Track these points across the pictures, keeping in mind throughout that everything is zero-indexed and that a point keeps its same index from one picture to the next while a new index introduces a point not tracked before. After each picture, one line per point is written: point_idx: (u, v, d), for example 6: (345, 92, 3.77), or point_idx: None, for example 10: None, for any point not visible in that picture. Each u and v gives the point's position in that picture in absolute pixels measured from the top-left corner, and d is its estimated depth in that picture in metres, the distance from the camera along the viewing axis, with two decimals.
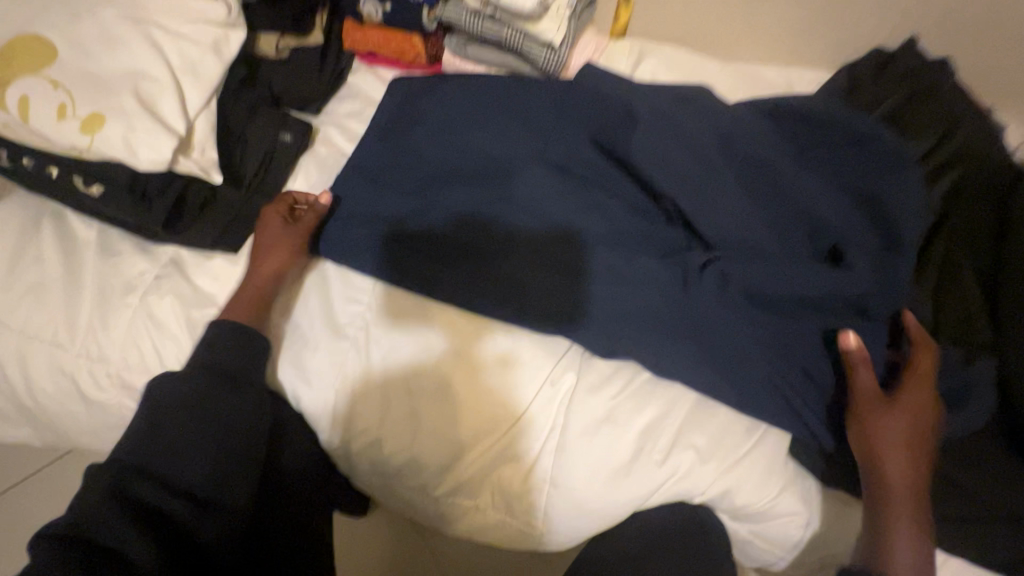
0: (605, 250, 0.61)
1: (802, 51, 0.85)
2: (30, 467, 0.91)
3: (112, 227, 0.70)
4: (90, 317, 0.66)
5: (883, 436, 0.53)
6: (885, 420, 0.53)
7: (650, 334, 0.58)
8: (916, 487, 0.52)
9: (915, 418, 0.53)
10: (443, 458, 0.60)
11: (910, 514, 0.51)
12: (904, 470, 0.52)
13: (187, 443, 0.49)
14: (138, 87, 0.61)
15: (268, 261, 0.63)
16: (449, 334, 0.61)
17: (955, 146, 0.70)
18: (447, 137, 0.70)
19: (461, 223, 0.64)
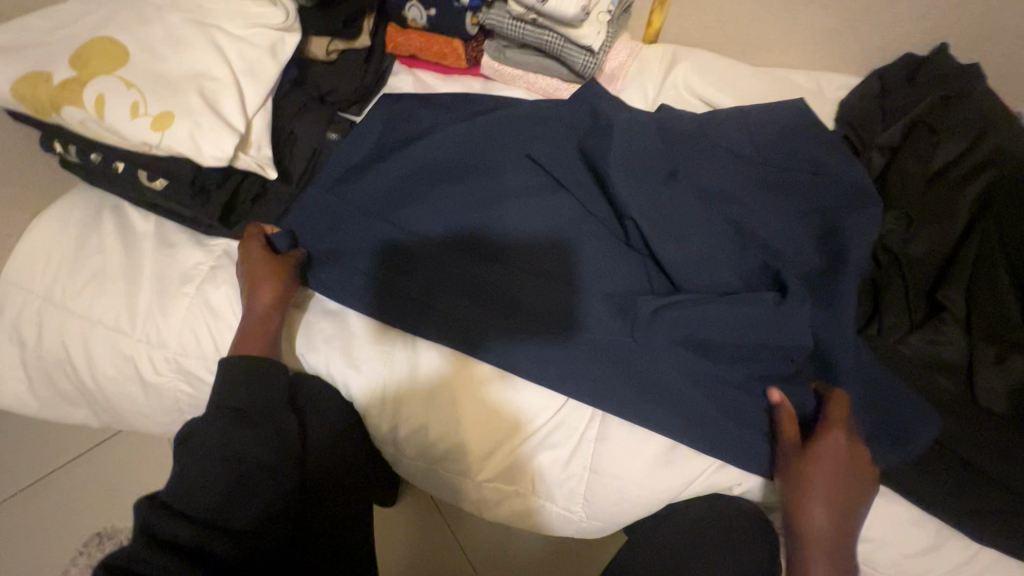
0: (598, 264, 0.64)
1: (832, 56, 0.87)
2: (75, 450, 0.95)
3: (169, 219, 0.74)
4: (150, 305, 0.69)
5: (806, 486, 0.54)
6: (807, 472, 0.55)
7: (648, 318, 0.61)
8: (840, 537, 0.53)
9: (839, 471, 0.54)
10: (484, 446, 0.62)
11: (831, 564, 0.53)
12: (824, 518, 0.53)
13: (205, 477, 0.52)
14: (202, 86, 0.64)
15: (260, 303, 0.64)
16: (485, 324, 0.63)
17: (990, 149, 0.70)
18: (451, 142, 0.72)
19: (462, 227, 0.68)
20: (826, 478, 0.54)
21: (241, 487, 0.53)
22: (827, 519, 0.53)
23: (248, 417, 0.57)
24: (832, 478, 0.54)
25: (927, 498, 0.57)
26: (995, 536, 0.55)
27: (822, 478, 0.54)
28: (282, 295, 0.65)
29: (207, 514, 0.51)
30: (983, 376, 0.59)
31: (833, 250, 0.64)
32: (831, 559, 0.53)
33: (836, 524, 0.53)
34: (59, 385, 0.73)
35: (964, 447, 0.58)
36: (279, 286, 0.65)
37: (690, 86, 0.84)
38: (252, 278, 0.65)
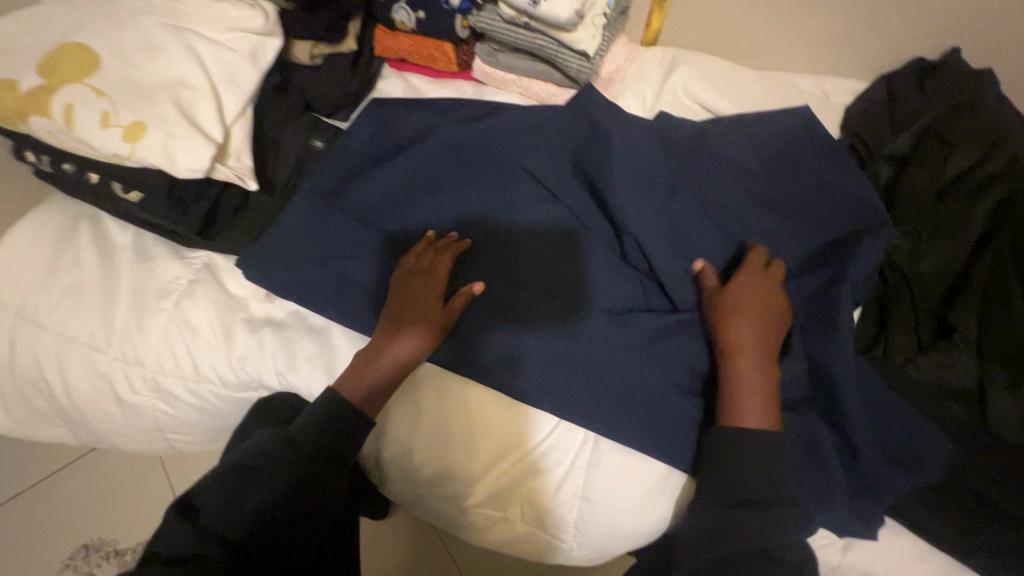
0: (607, 285, 0.62)
1: (837, 61, 0.83)
2: (57, 463, 0.92)
3: (147, 231, 0.71)
4: (127, 321, 0.66)
5: (737, 312, 0.57)
6: (736, 297, 0.58)
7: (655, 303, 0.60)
8: (768, 350, 0.56)
9: (762, 290, 0.58)
10: (473, 470, 0.60)
11: (765, 371, 0.55)
12: (754, 341, 0.56)
13: (241, 495, 0.54)
14: (178, 95, 0.61)
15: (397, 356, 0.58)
16: (479, 329, 0.61)
17: (1009, 157, 0.66)
18: (445, 155, 0.70)
19: (468, 215, 0.66)
20: (747, 338, 0.56)
21: (265, 509, 0.54)
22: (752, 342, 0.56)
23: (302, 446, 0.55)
24: (755, 297, 0.57)
25: (931, 531, 0.55)
26: (1006, 571, 0.52)
27: (747, 293, 0.58)
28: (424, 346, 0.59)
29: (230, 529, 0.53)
30: (995, 402, 0.56)
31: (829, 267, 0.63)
32: (762, 364, 0.55)
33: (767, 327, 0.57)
34: (34, 403, 0.71)
35: (973, 478, 0.55)
36: (431, 335, 0.59)
37: (690, 92, 0.81)
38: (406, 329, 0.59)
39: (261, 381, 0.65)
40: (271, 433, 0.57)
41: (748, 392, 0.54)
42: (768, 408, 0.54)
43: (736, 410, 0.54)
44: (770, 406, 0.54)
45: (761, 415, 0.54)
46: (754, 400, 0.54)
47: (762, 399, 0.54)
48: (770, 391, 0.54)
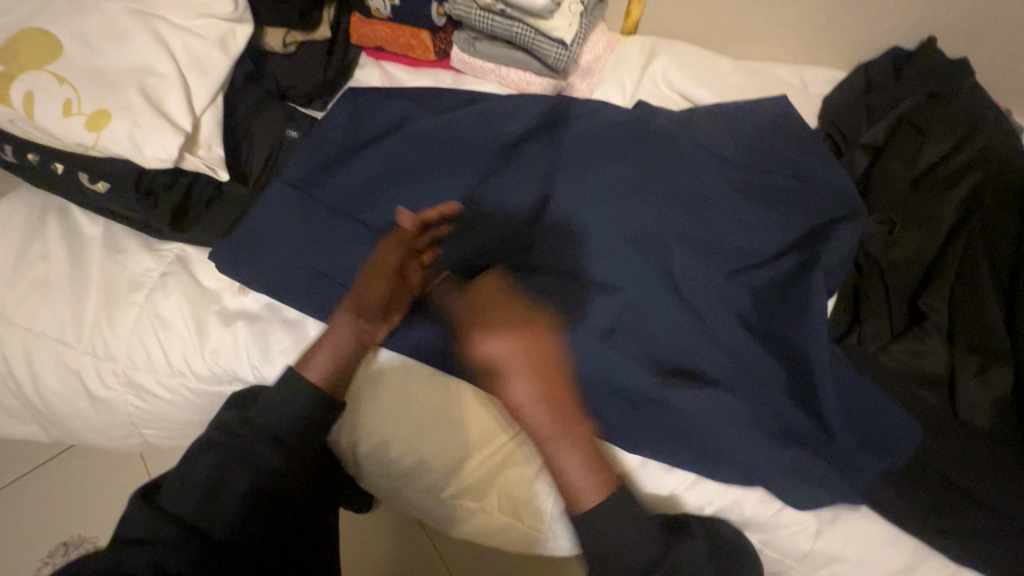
0: (593, 273, 0.61)
1: (816, 50, 0.83)
2: (32, 461, 0.91)
3: (118, 224, 0.70)
4: (96, 315, 0.65)
5: (501, 380, 0.54)
6: (510, 363, 0.53)
7: (644, 294, 0.60)
8: (564, 418, 0.55)
9: (523, 352, 0.54)
10: (449, 462, 0.60)
11: (563, 441, 0.55)
12: (535, 405, 0.54)
13: (219, 483, 0.53)
14: (144, 82, 0.60)
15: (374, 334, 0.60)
16: (463, 322, 0.60)
17: (976, 150, 0.68)
18: (424, 141, 0.69)
19: (459, 211, 0.65)
20: (539, 416, 0.55)
21: (245, 501, 0.53)
22: (538, 419, 0.55)
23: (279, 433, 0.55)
24: (526, 361, 0.53)
25: (903, 516, 0.55)
26: (972, 553, 0.53)
27: (517, 361, 0.53)
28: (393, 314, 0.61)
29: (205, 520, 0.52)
30: (964, 388, 0.57)
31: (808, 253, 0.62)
32: (560, 430, 0.55)
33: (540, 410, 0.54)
34: (2, 399, 0.69)
35: (941, 462, 0.56)
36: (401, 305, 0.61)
37: (669, 81, 0.80)
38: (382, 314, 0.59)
39: (236, 374, 0.65)
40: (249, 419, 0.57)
41: (567, 467, 0.55)
42: (594, 480, 0.55)
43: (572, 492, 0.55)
44: (599, 478, 0.55)
45: (589, 491, 0.54)
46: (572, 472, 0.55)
47: (587, 470, 0.55)
48: (584, 460, 0.55)
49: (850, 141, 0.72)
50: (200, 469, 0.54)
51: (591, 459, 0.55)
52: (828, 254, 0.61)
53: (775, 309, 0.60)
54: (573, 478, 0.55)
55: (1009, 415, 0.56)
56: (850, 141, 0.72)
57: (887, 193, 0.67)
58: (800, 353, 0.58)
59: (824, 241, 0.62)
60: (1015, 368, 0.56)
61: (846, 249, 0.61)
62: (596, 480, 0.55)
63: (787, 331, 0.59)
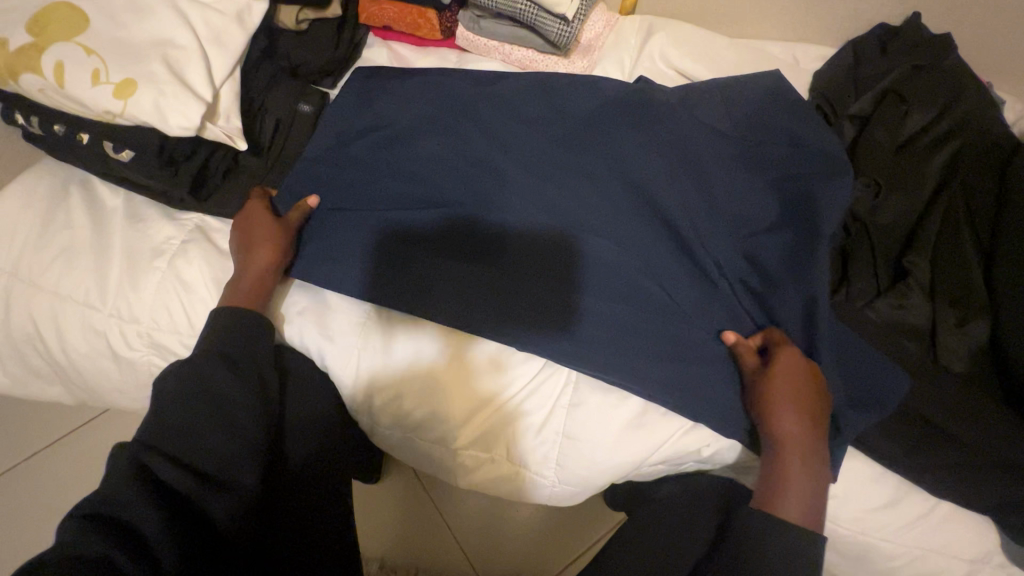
0: (598, 239, 0.63)
1: (807, 28, 0.87)
2: (43, 438, 0.91)
3: (139, 194, 0.73)
4: (121, 279, 0.68)
5: (774, 400, 0.56)
6: (777, 388, 0.56)
7: (638, 264, 0.63)
8: (809, 447, 0.54)
9: (796, 384, 0.56)
10: (459, 415, 0.63)
11: (796, 462, 0.54)
12: (794, 434, 0.55)
13: (197, 431, 0.53)
14: (167, 54, 0.63)
15: (257, 262, 0.63)
16: (461, 290, 0.62)
17: (953, 123, 0.72)
18: (432, 115, 0.72)
19: (455, 216, 0.65)
20: (790, 421, 0.55)
21: (242, 446, 0.54)
22: (795, 423, 0.55)
23: (251, 381, 0.58)
24: (796, 393, 0.56)
25: (886, 455, 0.58)
26: (949, 488, 0.57)
27: (787, 390, 0.56)
28: (270, 250, 0.64)
29: (190, 468, 0.51)
30: (946, 339, 0.61)
31: (802, 221, 0.65)
32: (807, 461, 0.54)
33: (803, 422, 0.55)
34: (30, 362, 0.72)
35: (925, 406, 0.59)
36: (275, 248, 0.64)
37: (666, 58, 0.84)
38: (249, 236, 0.65)
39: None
40: (225, 364, 0.57)
41: (794, 490, 0.53)
42: (813, 506, 0.53)
43: (778, 500, 0.53)
44: (817, 502, 0.53)
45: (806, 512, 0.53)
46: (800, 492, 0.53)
47: (806, 500, 0.53)
48: (814, 486, 0.53)
49: (840, 115, 0.75)
50: (176, 423, 0.52)
51: (818, 486, 0.54)
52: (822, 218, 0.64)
53: (767, 268, 0.64)
54: (797, 497, 0.53)
55: (984, 361, 0.61)
56: (840, 115, 0.75)
57: (878, 159, 0.70)
58: (785, 307, 0.62)
59: (811, 207, 0.65)
60: (991, 320, 0.61)
61: (835, 206, 0.65)
62: (812, 507, 0.53)
63: (775, 289, 0.63)
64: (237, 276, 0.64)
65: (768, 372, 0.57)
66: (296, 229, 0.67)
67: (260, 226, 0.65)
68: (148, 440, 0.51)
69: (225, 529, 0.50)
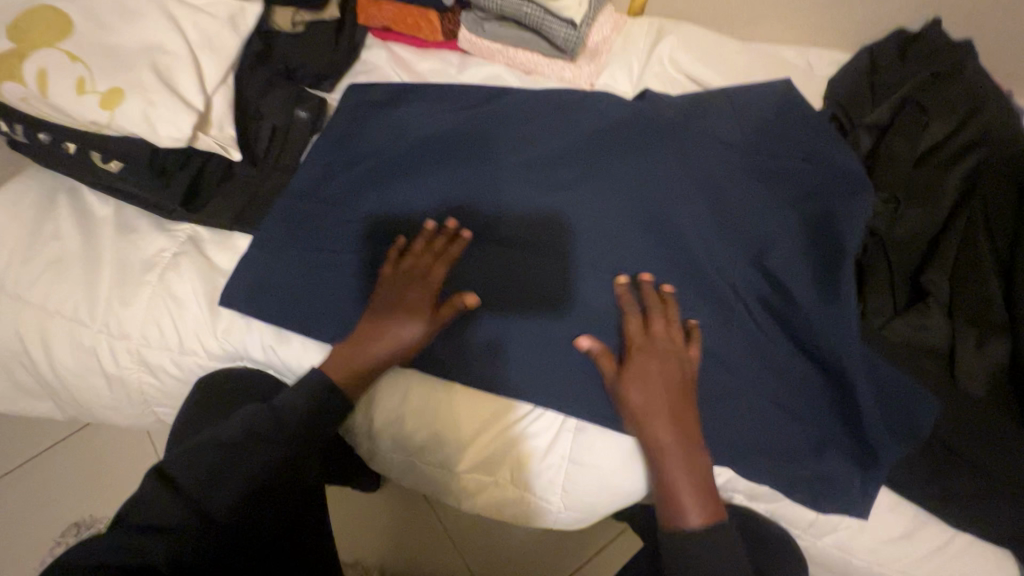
0: (603, 273, 0.62)
1: (822, 32, 0.84)
2: (33, 449, 0.89)
3: (130, 204, 0.71)
4: (110, 294, 0.66)
5: (631, 402, 0.55)
6: (633, 387, 0.56)
7: (635, 266, 0.62)
8: (688, 448, 0.54)
9: (647, 384, 0.55)
10: (461, 438, 0.61)
11: (679, 462, 0.54)
12: (669, 437, 0.54)
13: (204, 493, 0.48)
14: (156, 61, 0.60)
15: (374, 348, 0.58)
16: (458, 291, 0.62)
17: (973, 130, 0.69)
18: (437, 131, 0.70)
19: (455, 204, 0.66)
20: (663, 422, 0.54)
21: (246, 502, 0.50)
22: (665, 427, 0.54)
23: (294, 434, 0.53)
24: (647, 394, 0.55)
25: (901, 483, 0.57)
26: (967, 519, 0.55)
27: (641, 393, 0.55)
28: (391, 342, 0.58)
29: (200, 510, 0.48)
30: (965, 360, 0.58)
31: (825, 245, 0.64)
32: (688, 464, 0.54)
33: (671, 424, 0.54)
34: (18, 378, 0.70)
35: (942, 431, 0.57)
36: (405, 342, 0.58)
37: (676, 63, 0.81)
38: (390, 318, 0.59)
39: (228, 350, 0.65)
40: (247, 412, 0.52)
41: (682, 490, 0.53)
42: (706, 502, 0.53)
43: (675, 508, 0.53)
44: (710, 503, 0.53)
45: (699, 511, 0.53)
46: (688, 495, 0.53)
47: (699, 497, 0.53)
48: (700, 487, 0.53)
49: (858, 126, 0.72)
50: (192, 463, 0.49)
51: (706, 484, 0.54)
52: (842, 240, 0.62)
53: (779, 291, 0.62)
54: (687, 497, 0.53)
55: (1010, 383, 0.58)
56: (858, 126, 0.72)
57: (896, 173, 0.67)
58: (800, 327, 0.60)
59: (833, 230, 0.63)
60: (1012, 340, 0.58)
61: (849, 226, 0.63)
62: (708, 505, 0.53)
63: (788, 311, 0.61)
64: (342, 350, 0.59)
65: (621, 373, 0.56)
66: (443, 323, 0.60)
67: (399, 310, 0.59)
68: (171, 472, 0.49)
69: None
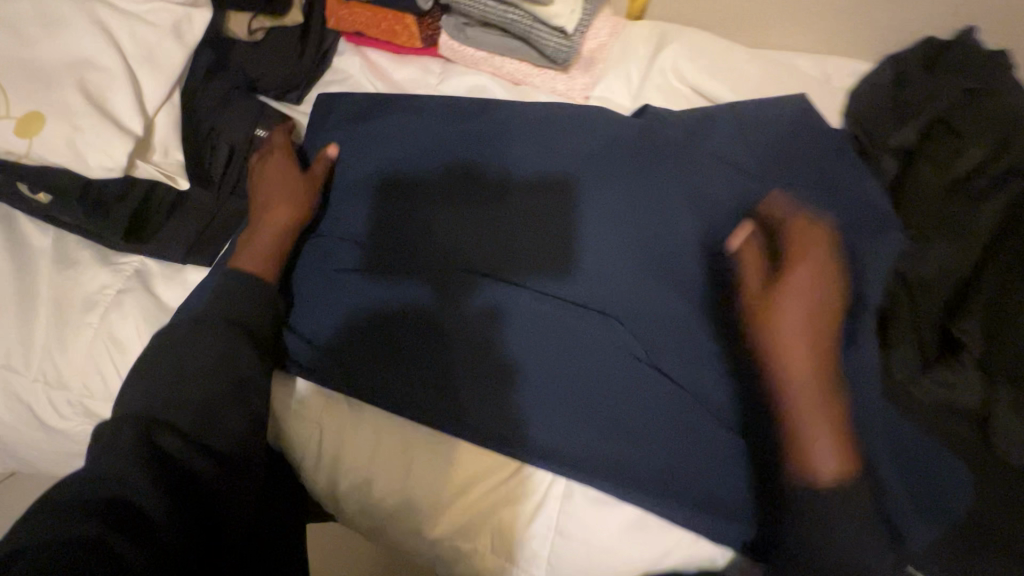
0: (614, 245, 0.56)
1: (842, 41, 0.76)
2: None
3: (70, 234, 0.63)
4: (47, 337, 0.59)
5: (776, 301, 0.49)
6: (784, 299, 0.49)
7: (650, 243, 0.56)
8: (819, 348, 0.48)
9: (803, 305, 0.49)
10: (436, 505, 0.54)
11: (814, 386, 0.47)
12: (807, 331, 0.48)
13: (213, 401, 0.47)
14: (84, 77, 0.52)
15: (268, 220, 0.59)
16: (457, 263, 0.57)
17: (1019, 156, 0.59)
18: (412, 153, 0.63)
19: (459, 160, 0.62)
20: (798, 326, 0.48)
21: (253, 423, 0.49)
22: (799, 327, 0.48)
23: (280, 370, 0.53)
24: (804, 302, 0.49)
25: None
26: None
27: (797, 304, 0.48)
28: (278, 208, 0.60)
29: (208, 433, 0.46)
30: (999, 424, 0.54)
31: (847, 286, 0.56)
32: (818, 385, 0.47)
33: (810, 332, 0.48)
34: None
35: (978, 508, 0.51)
36: (292, 201, 0.60)
37: (680, 74, 0.73)
38: (266, 194, 0.61)
39: None
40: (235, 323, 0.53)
41: (818, 427, 0.46)
42: (840, 447, 0.45)
43: (806, 448, 0.46)
44: (842, 436, 0.46)
45: (832, 461, 0.45)
46: (826, 452, 0.45)
47: (834, 441, 0.46)
48: (832, 410, 0.46)
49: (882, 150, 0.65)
50: (189, 403, 0.46)
51: (840, 419, 0.46)
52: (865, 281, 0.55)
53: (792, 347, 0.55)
54: (822, 439, 0.45)
55: None
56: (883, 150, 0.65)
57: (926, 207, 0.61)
58: None
59: (855, 267, 0.56)
60: None
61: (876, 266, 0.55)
62: (839, 452, 0.45)
63: None
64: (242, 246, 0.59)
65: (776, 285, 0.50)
66: (319, 182, 0.63)
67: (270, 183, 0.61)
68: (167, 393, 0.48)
69: (234, 507, 0.45)
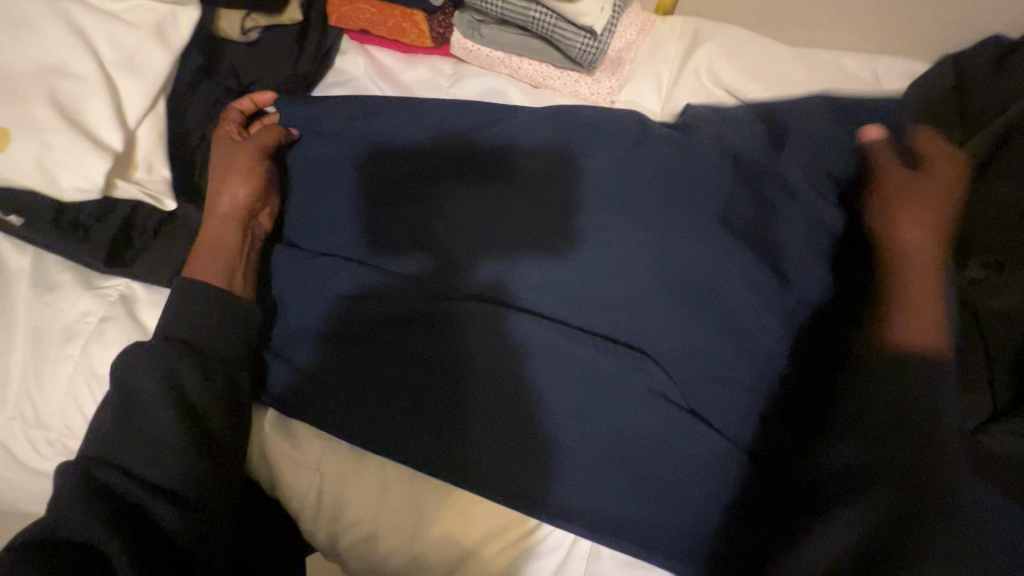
0: (627, 240, 0.50)
1: (893, 38, 0.69)
2: None
3: (48, 255, 0.58)
4: (23, 370, 0.54)
5: (899, 208, 0.49)
6: (899, 195, 0.50)
7: (671, 242, 0.50)
8: (938, 269, 0.47)
9: (923, 201, 0.50)
10: (448, 565, 0.49)
11: (927, 284, 0.46)
12: (927, 242, 0.48)
13: (158, 441, 0.46)
14: (55, 87, 0.47)
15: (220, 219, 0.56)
16: (458, 255, 0.52)
17: None
18: (406, 163, 0.55)
19: (451, 132, 0.55)
20: (918, 237, 0.48)
21: (207, 457, 0.47)
22: (923, 240, 0.48)
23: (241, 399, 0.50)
24: (923, 204, 0.49)
25: None
26: None
27: (912, 213, 0.49)
28: (232, 205, 0.56)
29: (156, 476, 0.45)
30: None
31: None
32: (930, 292, 0.46)
33: (932, 239, 0.48)
34: None
35: None
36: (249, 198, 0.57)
37: (715, 76, 0.66)
38: (218, 188, 0.56)
39: None
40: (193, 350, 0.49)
41: (923, 311, 0.45)
42: (937, 325, 0.44)
43: (901, 322, 0.45)
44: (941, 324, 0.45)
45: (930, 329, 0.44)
46: (920, 322, 0.44)
47: (931, 318, 0.44)
48: (938, 318, 0.45)
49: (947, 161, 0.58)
50: (139, 444, 0.46)
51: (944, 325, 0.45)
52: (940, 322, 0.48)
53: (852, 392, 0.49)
54: (922, 317, 0.45)
55: None
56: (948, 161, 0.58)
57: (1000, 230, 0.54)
58: None
59: None
60: None
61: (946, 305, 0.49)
62: (933, 320, 0.44)
63: None
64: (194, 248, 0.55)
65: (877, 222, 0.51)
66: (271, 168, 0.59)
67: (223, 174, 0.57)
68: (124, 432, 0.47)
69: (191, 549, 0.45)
